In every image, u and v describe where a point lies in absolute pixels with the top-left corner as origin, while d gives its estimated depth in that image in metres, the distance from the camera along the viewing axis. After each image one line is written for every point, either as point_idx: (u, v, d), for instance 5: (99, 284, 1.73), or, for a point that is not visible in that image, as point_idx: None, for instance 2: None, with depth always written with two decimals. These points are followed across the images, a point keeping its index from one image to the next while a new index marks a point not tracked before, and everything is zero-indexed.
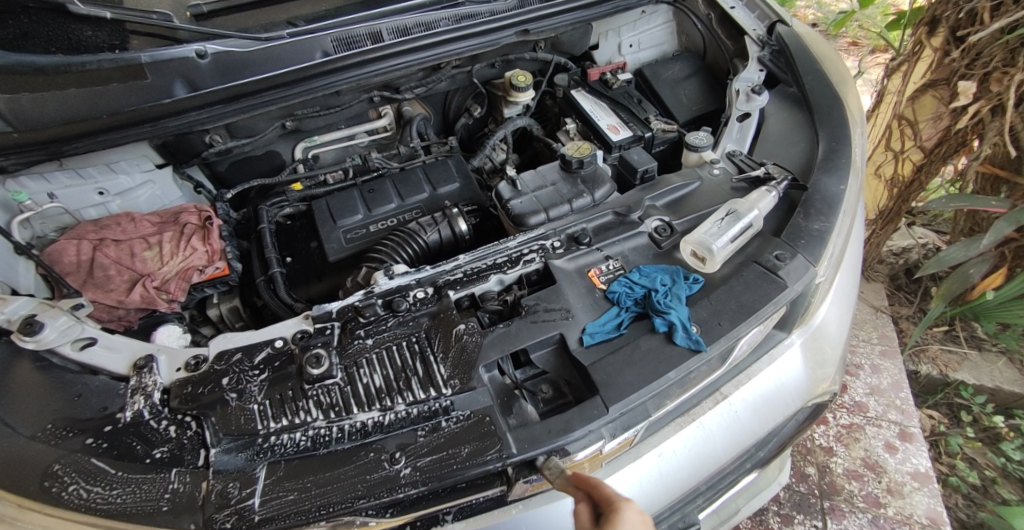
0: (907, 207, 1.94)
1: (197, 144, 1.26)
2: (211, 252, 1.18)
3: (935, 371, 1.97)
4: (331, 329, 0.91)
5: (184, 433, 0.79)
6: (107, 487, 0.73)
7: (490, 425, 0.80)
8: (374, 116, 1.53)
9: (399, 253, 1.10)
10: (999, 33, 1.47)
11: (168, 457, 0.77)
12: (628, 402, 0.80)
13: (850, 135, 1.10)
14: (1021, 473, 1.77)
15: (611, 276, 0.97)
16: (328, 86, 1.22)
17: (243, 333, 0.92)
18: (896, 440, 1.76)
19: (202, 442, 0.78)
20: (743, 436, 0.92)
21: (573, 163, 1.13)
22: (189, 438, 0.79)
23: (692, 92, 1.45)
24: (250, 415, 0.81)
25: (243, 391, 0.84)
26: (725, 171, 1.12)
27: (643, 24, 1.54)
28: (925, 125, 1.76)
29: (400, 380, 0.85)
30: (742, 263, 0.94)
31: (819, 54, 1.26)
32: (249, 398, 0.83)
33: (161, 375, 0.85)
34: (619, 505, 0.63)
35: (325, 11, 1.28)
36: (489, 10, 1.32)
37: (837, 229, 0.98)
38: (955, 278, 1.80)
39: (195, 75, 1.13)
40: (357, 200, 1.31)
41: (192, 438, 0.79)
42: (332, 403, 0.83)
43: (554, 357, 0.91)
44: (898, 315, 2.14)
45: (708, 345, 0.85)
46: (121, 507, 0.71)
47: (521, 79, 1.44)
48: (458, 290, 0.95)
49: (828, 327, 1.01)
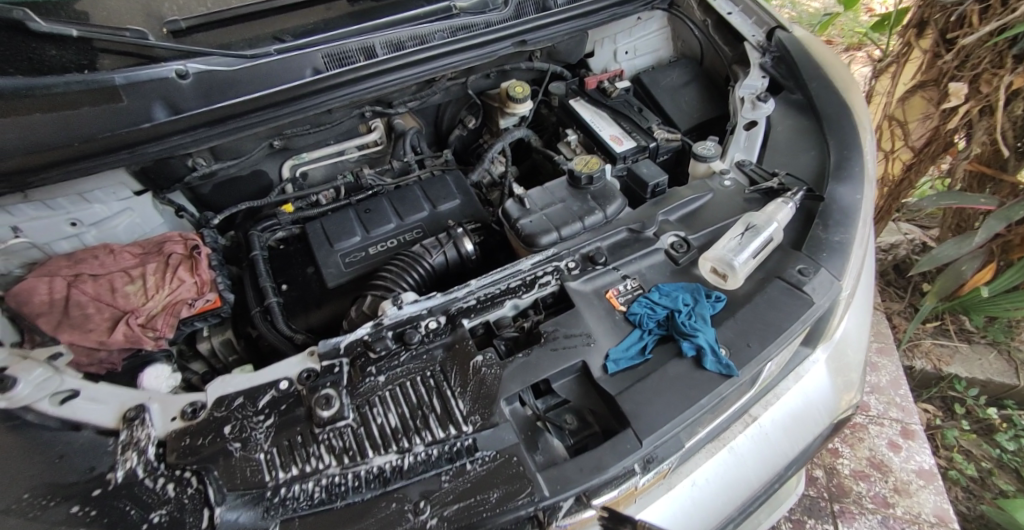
0: (898, 205, 1.98)
1: (179, 169, 1.21)
2: (200, 283, 1.11)
3: (929, 366, 1.98)
4: (339, 366, 0.86)
5: (184, 491, 0.74)
6: None
7: (518, 465, 0.75)
8: (365, 131, 1.49)
9: (403, 279, 1.03)
10: (988, 36, 1.47)
11: (167, 521, 0.71)
12: (661, 433, 0.77)
13: (860, 143, 1.08)
14: (1015, 463, 1.80)
15: (630, 296, 0.93)
16: (318, 104, 1.19)
17: (244, 375, 0.86)
18: (899, 438, 1.76)
19: (205, 501, 0.73)
20: (775, 458, 0.89)
21: (582, 179, 1.09)
22: (190, 497, 0.73)
23: (692, 99, 1.42)
24: (256, 465, 0.76)
25: (247, 440, 0.79)
26: (736, 182, 1.09)
27: (639, 31, 1.52)
28: (915, 125, 1.78)
29: (417, 419, 0.80)
30: (764, 279, 0.92)
31: (821, 60, 1.25)
32: (254, 447, 0.78)
33: (155, 427, 0.80)
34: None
35: (313, 24, 1.23)
36: (485, 20, 1.27)
37: (857, 239, 0.95)
38: (946, 276, 1.83)
39: (176, 96, 1.07)
40: (353, 222, 1.25)
41: (193, 497, 0.73)
42: (346, 447, 0.78)
43: (577, 385, 0.87)
44: (890, 311, 2.16)
45: (739, 369, 0.81)
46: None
47: (518, 90, 1.41)
48: (473, 318, 0.91)
49: (850, 339, 0.99)
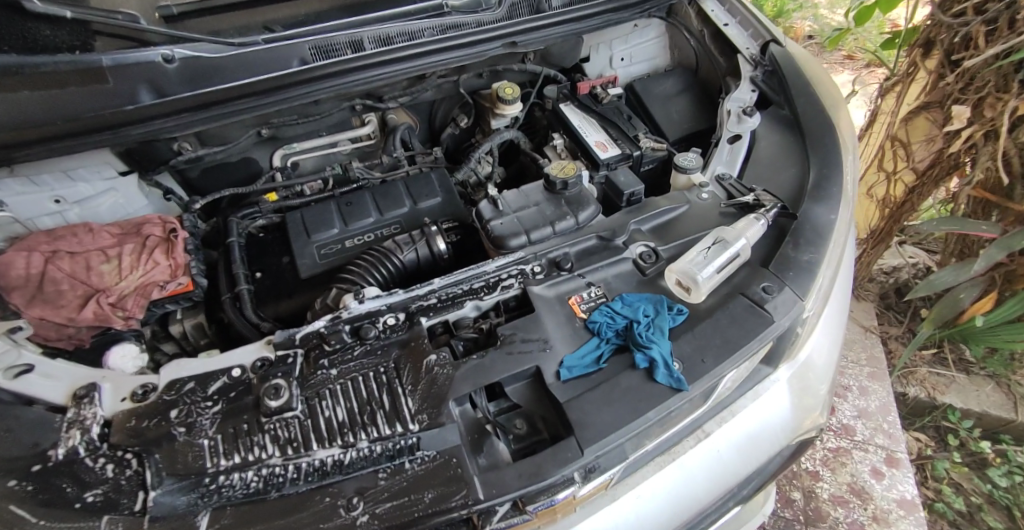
0: (898, 228, 1.92)
1: (164, 152, 1.22)
2: (174, 266, 1.12)
3: (923, 394, 1.94)
4: (293, 357, 0.87)
5: (122, 473, 0.76)
6: None
7: (457, 467, 0.75)
8: (358, 124, 1.48)
9: (371, 274, 1.04)
10: (994, 58, 1.44)
11: (101, 501, 0.73)
12: (605, 444, 0.76)
13: (841, 162, 1.06)
14: (1007, 500, 1.74)
15: (592, 304, 0.92)
16: (303, 95, 1.20)
17: (198, 361, 0.88)
18: (882, 465, 1.71)
19: (141, 484, 0.75)
20: (726, 476, 0.88)
21: (558, 184, 1.09)
22: (127, 479, 0.75)
23: (683, 109, 1.41)
24: (199, 451, 0.77)
25: (192, 425, 0.80)
26: (714, 196, 1.08)
27: (635, 37, 1.50)
28: (918, 147, 1.75)
29: (365, 414, 0.80)
30: (728, 295, 0.90)
31: (812, 77, 1.23)
32: (199, 433, 0.79)
33: (103, 405, 0.82)
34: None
35: (303, 16, 1.23)
36: (477, 20, 1.25)
37: (827, 260, 0.94)
38: (944, 303, 1.75)
39: (162, 80, 1.08)
40: (333, 214, 1.25)
41: (130, 479, 0.75)
42: (290, 438, 0.78)
43: (529, 390, 0.86)
44: (887, 335, 2.11)
45: (690, 384, 0.80)
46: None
47: (508, 92, 1.40)
48: (431, 317, 0.90)
49: (814, 361, 0.98)
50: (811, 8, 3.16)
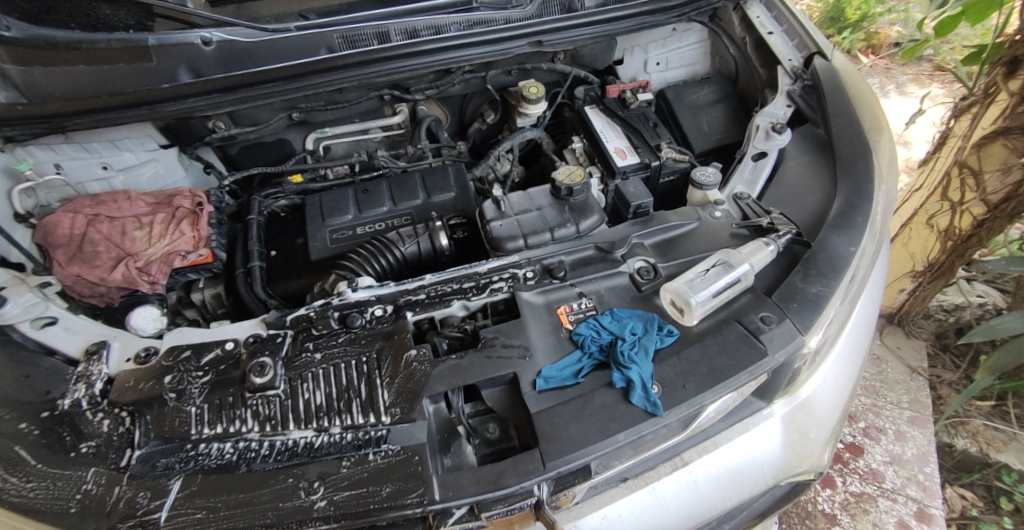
0: (963, 263, 1.53)
1: (200, 129, 1.23)
2: (197, 238, 1.15)
3: (974, 448, 1.63)
4: (282, 337, 0.88)
5: (116, 429, 0.80)
6: (23, 479, 0.75)
7: (417, 465, 0.73)
8: (390, 113, 1.48)
9: (368, 265, 1.06)
10: None
11: (94, 453, 0.77)
12: (569, 460, 0.72)
13: (873, 190, 0.98)
14: None
15: (581, 316, 0.89)
16: (328, 83, 1.15)
17: (197, 331, 0.91)
18: (912, 519, 1.47)
19: (130, 442, 0.78)
20: (702, 510, 0.84)
21: (563, 190, 1.08)
22: (118, 435, 0.79)
23: (715, 119, 1.36)
24: (185, 417, 0.80)
25: (183, 391, 0.82)
26: (728, 215, 1.03)
27: (673, 42, 1.47)
28: (991, 177, 1.36)
29: (341, 401, 0.80)
30: (724, 320, 0.85)
31: (854, 96, 1.14)
32: (187, 400, 0.81)
33: (109, 365, 0.87)
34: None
35: (338, 5, 1.21)
36: (505, 17, 1.25)
37: (839, 294, 0.87)
38: (1010, 349, 1.42)
39: (199, 61, 1.10)
40: (349, 200, 1.28)
41: (121, 436, 0.79)
42: (269, 415, 0.80)
43: (506, 396, 0.82)
44: (938, 379, 1.79)
45: (667, 410, 0.76)
46: (32, 501, 0.73)
47: (533, 91, 1.39)
48: (417, 312, 0.89)
49: (818, 401, 0.91)
50: (907, 6, 2.84)
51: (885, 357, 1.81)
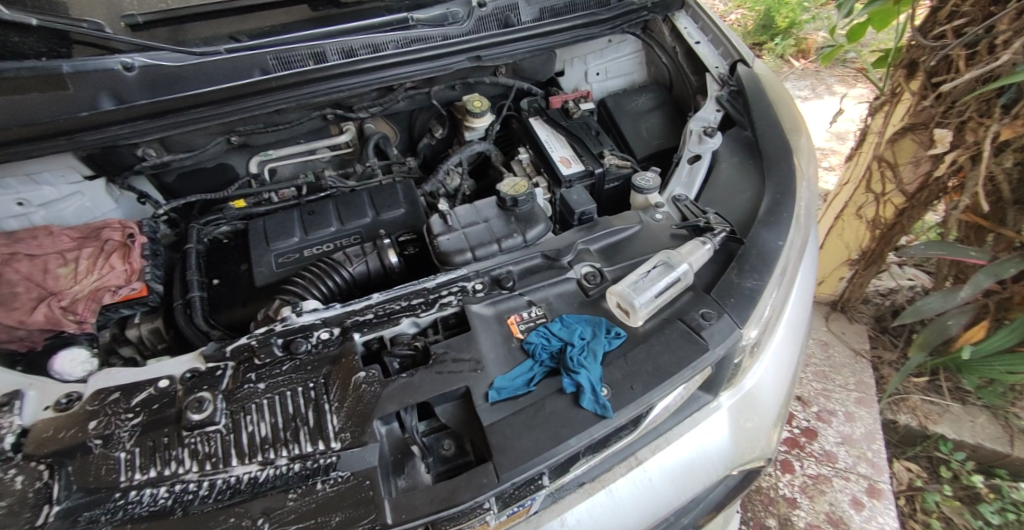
0: (892, 250, 1.63)
1: (127, 158, 1.16)
2: (129, 271, 1.10)
3: (915, 423, 1.71)
4: (222, 370, 0.84)
5: (32, 484, 0.73)
6: None
7: (369, 490, 0.72)
8: (335, 133, 1.45)
9: (315, 287, 1.04)
10: (974, 82, 1.19)
11: (4, 513, 0.70)
12: (522, 470, 0.72)
13: (795, 186, 1.05)
14: None
15: (531, 324, 0.90)
16: (263, 106, 1.13)
17: (128, 370, 0.86)
18: (864, 496, 1.54)
19: (47, 497, 0.72)
20: (659, 507, 0.85)
21: (508, 201, 1.10)
22: (35, 491, 0.72)
23: (654, 125, 1.42)
24: (113, 464, 0.75)
25: (110, 437, 0.77)
26: (668, 216, 1.07)
27: (610, 53, 1.53)
28: (906, 169, 1.45)
29: (288, 431, 0.77)
30: (666, 319, 0.88)
31: (774, 100, 1.22)
32: (116, 445, 0.76)
33: (23, 415, 0.79)
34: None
35: (271, 27, 1.18)
36: (442, 33, 1.24)
37: (770, 288, 0.92)
38: (933, 328, 1.51)
39: (121, 88, 1.02)
40: (295, 222, 1.25)
41: (38, 491, 0.72)
42: (209, 453, 0.75)
43: (459, 411, 0.82)
44: (879, 360, 1.87)
45: (617, 411, 0.77)
46: None
47: (477, 105, 1.41)
48: (366, 332, 0.88)
49: (760, 391, 0.96)
50: (830, 13, 3.03)
51: (832, 342, 1.89)
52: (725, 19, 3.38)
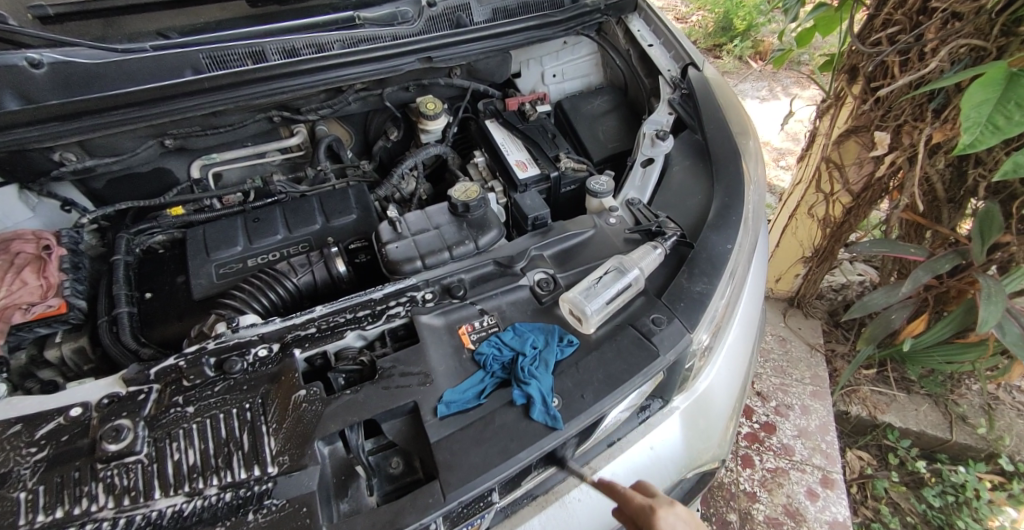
0: (841, 248, 1.68)
1: (41, 163, 1.07)
2: (45, 286, 1.03)
3: (865, 413, 1.76)
4: (146, 394, 0.79)
5: None
6: None
7: (305, 517, 0.68)
8: (286, 135, 1.39)
9: (255, 300, 0.99)
10: (908, 87, 1.23)
11: None
12: (468, 489, 0.70)
13: (744, 190, 1.06)
14: (941, 521, 1.58)
15: (482, 334, 0.87)
16: (193, 108, 1.06)
17: (32, 400, 0.79)
18: (818, 487, 1.57)
19: None
20: (614, 515, 0.84)
21: (459, 207, 1.07)
22: None
23: (610, 127, 1.42)
24: (12, 506, 0.68)
25: (8, 476, 0.71)
26: (622, 220, 1.06)
27: (566, 55, 1.53)
28: (851, 170, 1.49)
29: (220, 457, 0.72)
30: (619, 326, 0.87)
31: (723, 104, 1.23)
32: (15, 484, 0.70)
33: None
34: (657, 509, 0.69)
35: (204, 24, 1.11)
36: (392, 33, 1.20)
37: (720, 291, 0.92)
38: (879, 321, 1.56)
39: (29, 86, 0.94)
40: (238, 230, 1.19)
41: None
42: (128, 486, 0.70)
43: (407, 428, 0.78)
44: (832, 353, 1.92)
45: (567, 423, 0.75)
46: None
47: (430, 107, 1.37)
48: (307, 347, 0.84)
49: (713, 394, 0.96)
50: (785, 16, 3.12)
51: (788, 338, 1.93)
52: (686, 21, 3.44)
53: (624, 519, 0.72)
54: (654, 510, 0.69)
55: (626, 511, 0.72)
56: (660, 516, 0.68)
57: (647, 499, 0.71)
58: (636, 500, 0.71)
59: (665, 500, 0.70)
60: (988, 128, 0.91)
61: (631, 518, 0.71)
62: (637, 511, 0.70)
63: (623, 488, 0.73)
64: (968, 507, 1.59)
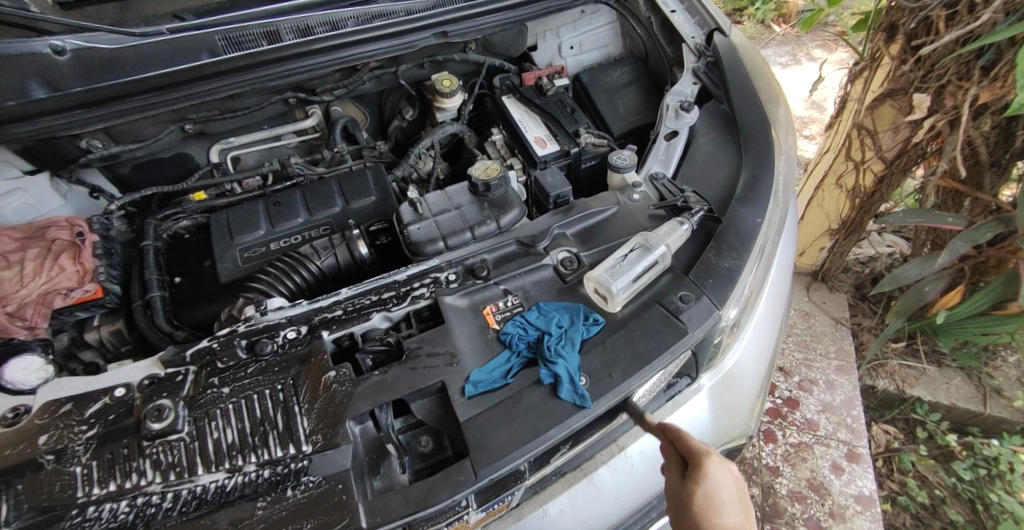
0: (871, 219, 1.62)
1: (70, 150, 1.08)
2: (82, 271, 1.05)
3: (893, 387, 1.73)
4: (183, 375, 0.80)
5: None
6: None
7: (342, 494, 0.69)
8: (302, 116, 1.38)
9: (281, 283, 1.00)
10: (953, 44, 1.16)
11: None
12: (499, 466, 0.70)
13: (774, 161, 1.02)
14: (970, 493, 1.56)
15: (507, 314, 0.87)
16: (213, 91, 1.05)
17: (80, 380, 0.81)
18: (843, 461, 1.56)
19: None
20: (639, 491, 0.84)
21: (479, 186, 1.06)
22: None
23: (631, 101, 1.38)
24: (68, 480, 0.71)
25: (63, 451, 0.73)
26: (645, 197, 1.04)
27: (584, 25, 1.48)
28: (885, 136, 1.41)
29: (256, 436, 0.74)
30: (645, 303, 0.86)
31: (751, 72, 1.18)
32: (69, 460, 0.72)
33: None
34: (704, 463, 0.68)
35: (217, 4, 1.12)
36: (405, 8, 1.18)
37: (749, 267, 0.90)
38: (912, 292, 1.51)
39: (54, 75, 0.93)
40: (260, 215, 1.19)
41: None
42: (172, 462, 0.72)
43: (436, 407, 0.79)
44: (859, 327, 1.88)
45: (595, 401, 0.75)
46: None
47: (446, 84, 1.35)
48: (334, 330, 0.84)
49: (740, 371, 0.95)
50: None
51: (813, 312, 1.90)
52: None
53: (675, 460, 0.73)
54: (706, 456, 0.68)
55: (680, 448, 0.72)
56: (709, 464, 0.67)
57: (705, 446, 0.70)
58: (691, 443, 0.71)
59: (719, 452, 0.69)
60: None
61: (682, 454, 0.72)
62: (691, 457, 0.70)
63: (684, 432, 0.72)
64: (999, 480, 1.57)
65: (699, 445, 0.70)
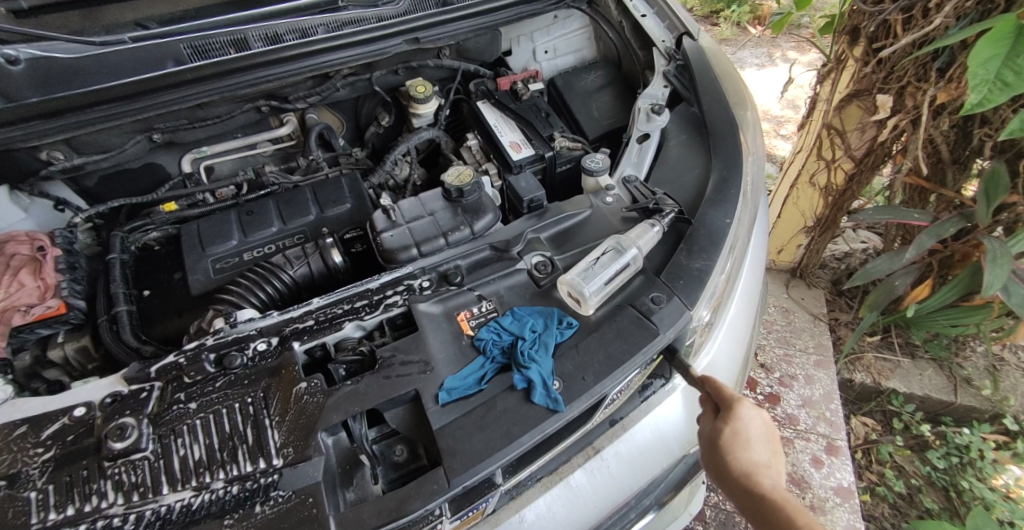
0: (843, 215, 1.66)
1: (30, 162, 1.06)
2: (43, 287, 1.03)
3: (869, 380, 1.76)
4: (148, 392, 0.79)
5: None
6: None
7: (312, 507, 0.68)
8: (276, 124, 1.37)
9: (252, 294, 0.99)
10: (911, 47, 1.20)
11: None
12: (472, 474, 0.70)
13: (742, 162, 1.04)
14: (945, 481, 1.59)
15: (481, 320, 0.87)
16: (179, 101, 1.03)
17: (37, 400, 0.79)
18: (823, 454, 1.59)
19: None
20: (617, 493, 0.85)
21: (453, 192, 1.06)
22: None
23: (605, 104, 1.39)
24: (22, 506, 0.69)
25: (15, 477, 0.71)
26: (618, 199, 1.05)
27: (557, 29, 1.49)
28: (853, 136, 1.45)
29: (224, 451, 0.72)
30: (618, 306, 0.87)
31: (719, 74, 1.20)
32: (24, 485, 0.70)
33: None
34: (735, 405, 0.74)
35: (182, 12, 1.10)
36: (376, 15, 1.19)
37: (719, 267, 0.91)
38: (884, 287, 1.54)
39: (8, 85, 0.92)
40: (231, 224, 1.18)
41: None
42: (136, 482, 0.70)
43: (409, 416, 0.78)
44: (836, 321, 1.92)
45: (568, 405, 0.75)
46: None
47: (420, 90, 1.35)
48: (306, 340, 0.83)
49: (714, 369, 0.96)
50: None
51: (792, 308, 1.93)
52: None
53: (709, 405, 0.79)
54: (738, 401, 0.74)
55: (714, 395, 0.78)
56: (742, 407, 0.73)
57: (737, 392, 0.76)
58: (723, 389, 0.77)
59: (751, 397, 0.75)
60: (997, 86, 0.89)
61: (716, 400, 0.77)
62: (722, 402, 0.76)
63: (715, 380, 0.78)
64: (972, 467, 1.61)
65: (730, 390, 0.76)
